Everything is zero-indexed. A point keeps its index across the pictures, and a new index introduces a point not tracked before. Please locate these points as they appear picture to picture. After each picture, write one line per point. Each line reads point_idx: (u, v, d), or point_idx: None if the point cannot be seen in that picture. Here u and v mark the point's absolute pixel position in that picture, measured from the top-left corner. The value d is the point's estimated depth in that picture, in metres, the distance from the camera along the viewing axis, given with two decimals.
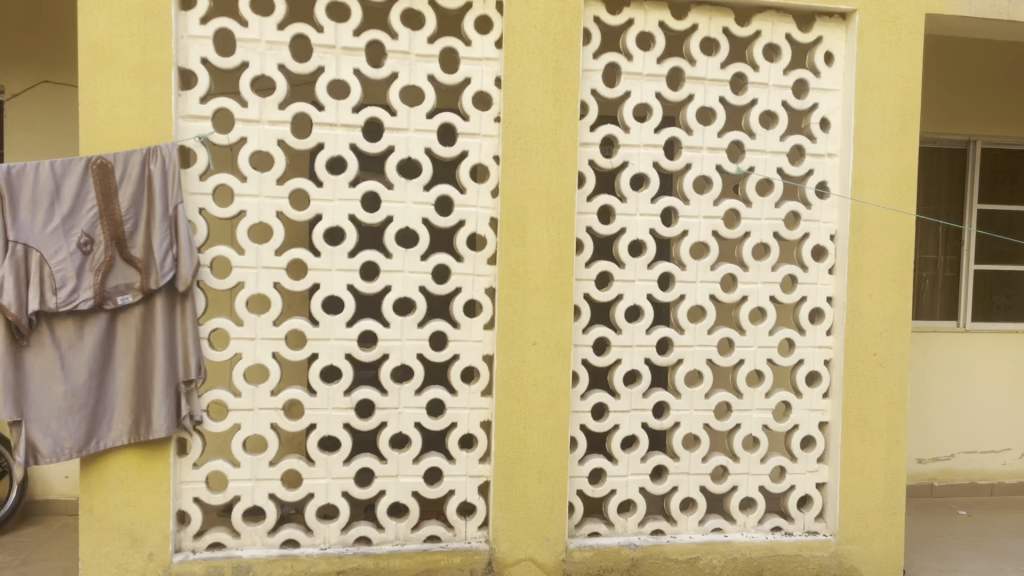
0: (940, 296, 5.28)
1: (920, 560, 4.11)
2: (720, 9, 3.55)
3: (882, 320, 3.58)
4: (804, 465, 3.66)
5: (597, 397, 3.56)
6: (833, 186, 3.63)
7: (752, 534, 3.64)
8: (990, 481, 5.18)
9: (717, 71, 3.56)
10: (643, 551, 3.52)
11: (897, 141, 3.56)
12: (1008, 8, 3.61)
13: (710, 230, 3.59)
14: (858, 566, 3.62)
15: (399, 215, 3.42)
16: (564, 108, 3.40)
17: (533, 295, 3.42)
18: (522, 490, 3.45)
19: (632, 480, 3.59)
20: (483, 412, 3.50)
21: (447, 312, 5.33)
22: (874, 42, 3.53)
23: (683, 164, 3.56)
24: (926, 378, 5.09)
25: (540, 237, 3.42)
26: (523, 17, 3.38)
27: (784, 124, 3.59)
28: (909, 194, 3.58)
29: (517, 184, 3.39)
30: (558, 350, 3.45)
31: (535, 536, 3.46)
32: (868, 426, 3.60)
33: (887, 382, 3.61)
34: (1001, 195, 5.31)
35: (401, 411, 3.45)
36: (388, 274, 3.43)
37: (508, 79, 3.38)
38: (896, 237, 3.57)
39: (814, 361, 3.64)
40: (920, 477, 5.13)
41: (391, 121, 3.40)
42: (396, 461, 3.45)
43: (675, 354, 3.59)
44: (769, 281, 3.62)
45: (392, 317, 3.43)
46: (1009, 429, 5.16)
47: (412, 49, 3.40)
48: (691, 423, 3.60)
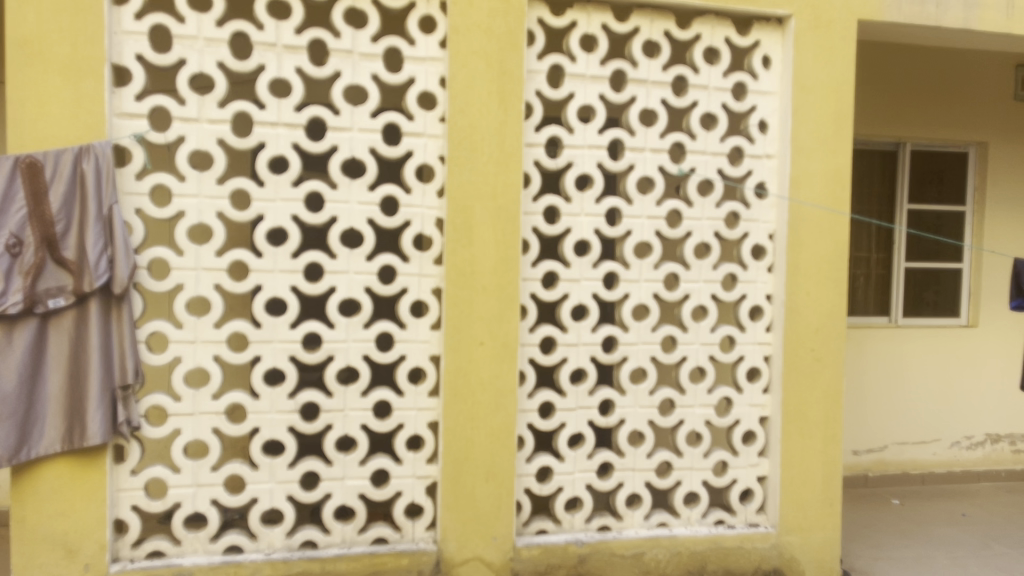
0: (873, 293, 5.46)
1: (856, 548, 4.25)
2: (662, 12, 3.60)
3: (819, 317, 3.69)
4: (745, 459, 3.75)
5: (544, 396, 3.59)
6: (771, 186, 3.72)
7: (695, 528, 3.71)
8: (921, 471, 5.37)
9: (659, 74, 3.62)
10: (589, 547, 3.56)
11: (831, 143, 3.67)
12: (935, 14, 3.72)
13: (653, 230, 3.65)
14: (798, 557, 3.72)
15: (344, 215, 3.39)
16: (509, 109, 3.41)
17: (480, 295, 3.42)
18: (469, 490, 3.45)
19: (579, 478, 3.62)
20: (430, 413, 3.50)
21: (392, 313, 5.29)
22: (810, 47, 3.63)
23: (626, 165, 3.61)
24: (859, 372, 5.26)
25: (486, 236, 3.43)
26: (467, 18, 3.38)
27: (723, 126, 3.67)
28: (844, 195, 3.69)
29: (463, 184, 3.39)
30: (504, 350, 3.46)
31: (482, 535, 3.47)
32: (806, 419, 3.71)
33: (825, 377, 3.71)
34: (929, 196, 5.49)
35: (347, 413, 3.42)
36: (332, 275, 3.39)
37: (452, 80, 3.38)
38: (831, 236, 3.68)
39: (754, 358, 3.74)
40: (856, 468, 5.30)
41: (334, 120, 3.37)
42: (342, 464, 3.42)
43: (620, 352, 3.64)
44: (710, 279, 3.70)
45: (337, 319, 3.40)
46: (938, 421, 5.37)
47: (356, 48, 3.37)
48: (636, 420, 3.66)
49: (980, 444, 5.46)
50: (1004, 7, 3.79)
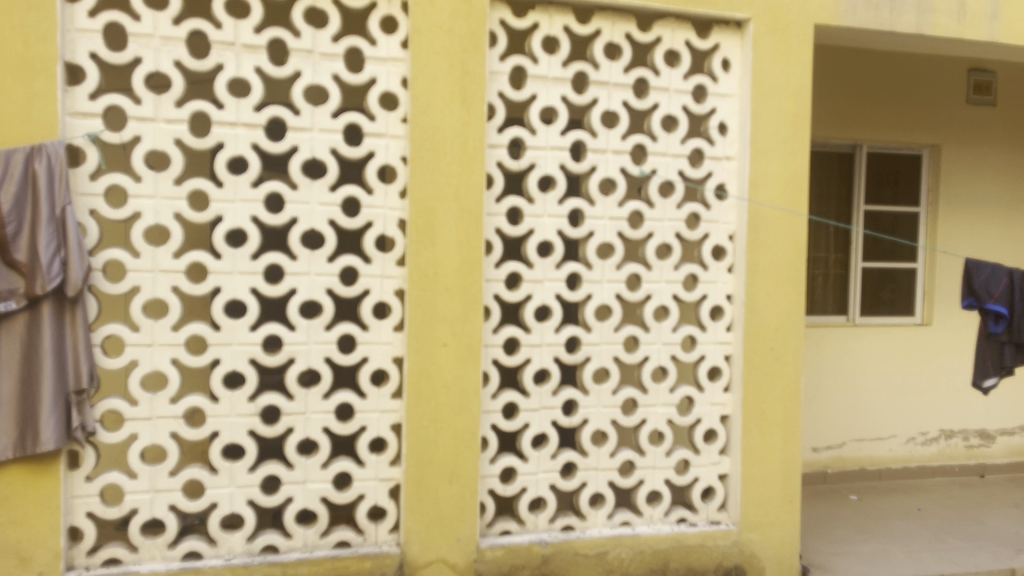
0: (831, 293, 5.55)
1: (815, 544, 4.32)
2: (623, 15, 3.63)
3: (778, 316, 3.75)
4: (707, 457, 3.80)
5: (507, 397, 3.59)
6: (730, 188, 3.77)
7: (658, 526, 3.74)
8: (878, 466, 5.48)
9: (621, 76, 3.65)
10: (553, 548, 3.57)
11: (789, 145, 3.73)
12: (889, 19, 3.80)
13: (615, 231, 3.67)
14: (758, 554, 3.77)
15: (304, 216, 3.36)
16: (471, 110, 3.41)
17: (443, 296, 3.42)
18: (432, 491, 3.44)
19: (542, 478, 3.63)
20: (393, 415, 3.48)
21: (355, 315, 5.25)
22: (768, 50, 3.68)
23: (588, 167, 3.63)
24: (818, 370, 5.35)
25: (449, 237, 3.42)
26: (428, 18, 3.37)
27: (684, 128, 3.70)
28: (802, 196, 3.75)
29: (425, 185, 3.38)
30: (468, 351, 3.45)
31: (446, 537, 3.46)
32: (766, 417, 3.76)
33: (784, 375, 3.77)
34: (885, 197, 5.60)
35: (308, 416, 3.39)
36: (293, 276, 3.36)
37: (414, 80, 3.37)
38: (790, 236, 3.74)
39: (715, 357, 3.78)
40: (815, 465, 5.38)
41: (294, 120, 3.34)
42: (304, 467, 3.39)
43: (583, 353, 3.65)
44: (671, 280, 3.73)
45: (298, 321, 3.36)
46: (894, 418, 5.48)
47: (316, 48, 3.34)
48: (599, 420, 3.68)
49: (935, 440, 5.58)
50: (956, 13, 3.88)
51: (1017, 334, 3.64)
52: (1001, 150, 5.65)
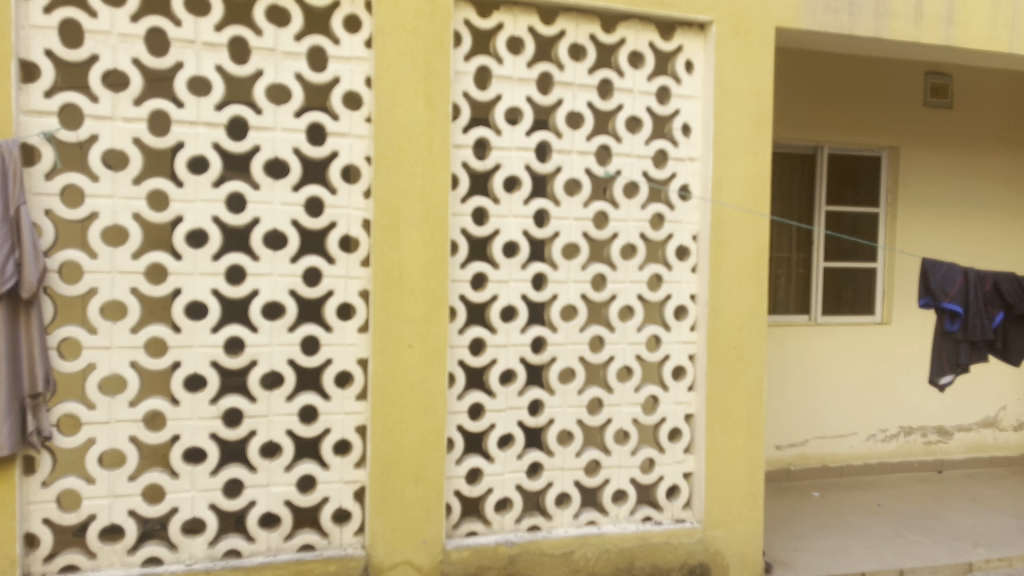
0: (794, 293, 5.61)
1: (777, 540, 4.37)
2: (587, 16, 3.64)
3: (741, 315, 3.79)
4: (672, 456, 3.82)
5: (473, 397, 3.58)
6: (694, 188, 3.80)
7: (623, 525, 3.76)
8: (840, 463, 5.57)
9: (585, 77, 3.66)
10: (519, 548, 3.58)
11: (751, 146, 3.77)
12: (848, 22, 3.86)
13: (580, 231, 3.68)
14: (722, 551, 3.80)
15: (267, 216, 3.32)
16: (436, 110, 3.40)
17: (408, 297, 3.40)
18: (398, 493, 3.43)
19: (508, 478, 3.63)
20: (357, 417, 3.45)
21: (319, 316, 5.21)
22: (730, 52, 3.72)
23: (553, 167, 3.64)
24: (781, 368, 5.41)
25: (414, 238, 3.41)
26: (392, 18, 3.35)
27: (648, 129, 3.73)
28: (764, 197, 3.80)
29: (390, 185, 3.37)
30: (434, 352, 3.44)
31: (412, 539, 3.44)
32: (729, 415, 3.80)
33: (747, 374, 3.81)
34: (847, 198, 5.69)
35: (271, 419, 3.35)
36: (255, 277, 3.32)
37: (378, 80, 3.35)
38: (753, 236, 3.79)
39: (679, 356, 3.81)
40: (778, 462, 5.44)
41: (256, 120, 3.30)
42: (267, 470, 3.35)
43: (549, 353, 3.66)
44: (636, 280, 3.76)
45: (260, 322, 3.33)
46: (855, 415, 5.57)
47: (278, 47, 3.31)
48: (565, 420, 3.69)
49: (894, 436, 5.68)
50: (913, 17, 3.95)
51: (973, 332, 3.70)
52: (957, 152, 5.77)
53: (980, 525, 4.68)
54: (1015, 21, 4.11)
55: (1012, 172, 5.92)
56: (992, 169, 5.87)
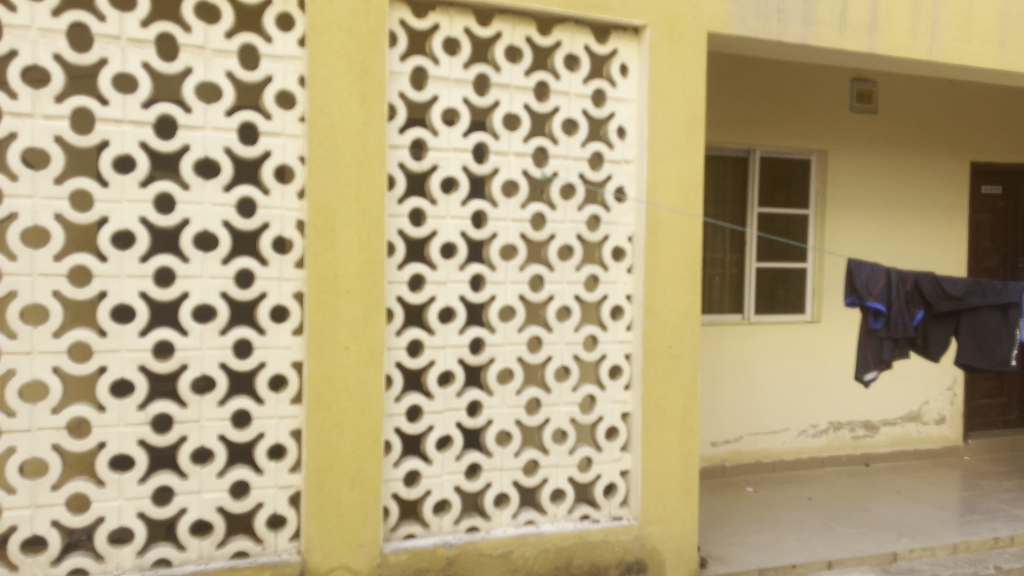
0: (728, 293, 5.72)
1: (713, 535, 4.46)
2: (523, 18, 3.66)
3: (676, 315, 3.86)
4: (609, 454, 3.87)
5: (411, 399, 3.56)
6: (629, 190, 3.85)
7: (561, 524, 3.79)
8: (773, 458, 5.71)
9: (521, 79, 3.68)
10: (457, 550, 3.57)
11: (685, 149, 3.84)
12: (776, 29, 3.97)
13: (518, 232, 3.70)
14: (658, 547, 3.86)
15: (197, 217, 3.25)
16: (371, 110, 3.38)
17: (344, 298, 3.37)
18: (334, 497, 3.39)
19: (447, 480, 3.62)
20: (292, 421, 3.40)
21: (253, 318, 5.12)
22: (664, 56, 3.79)
23: (491, 169, 3.65)
24: (715, 366, 5.52)
25: (349, 239, 3.37)
26: (326, 16, 3.31)
27: (583, 132, 3.77)
28: (696, 199, 3.87)
29: (324, 186, 3.33)
30: (370, 353, 3.42)
31: (349, 543, 3.41)
32: (665, 413, 3.86)
33: (681, 372, 3.88)
34: (778, 200, 5.82)
35: (203, 424, 3.28)
36: (185, 279, 3.25)
37: (312, 80, 3.30)
38: (686, 236, 3.86)
39: (616, 356, 3.86)
40: (713, 459, 5.54)
41: (185, 118, 3.22)
42: (198, 476, 3.28)
43: (487, 354, 3.67)
44: (573, 280, 3.79)
45: (190, 325, 3.25)
46: (786, 411, 5.71)
47: (208, 44, 3.24)
48: (503, 420, 3.70)
49: (824, 431, 5.85)
50: (838, 25, 4.08)
51: (895, 330, 3.83)
52: (881, 155, 5.98)
53: (904, 516, 4.86)
54: (934, 29, 4.28)
55: (933, 175, 6.15)
56: (915, 171, 6.09)
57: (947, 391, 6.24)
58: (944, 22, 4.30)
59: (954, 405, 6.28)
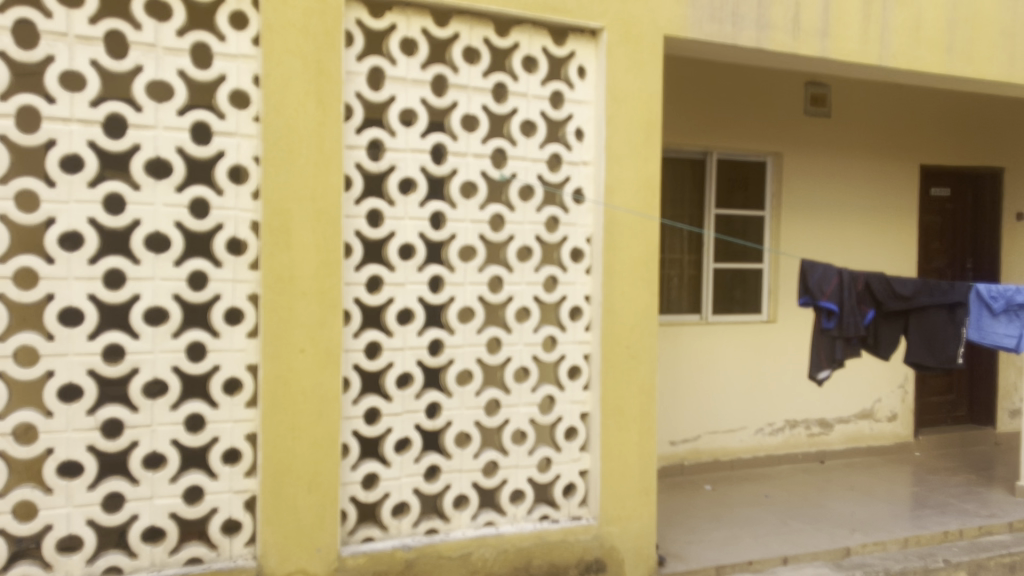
0: (686, 293, 5.78)
1: (671, 533, 4.50)
2: (480, 19, 3.66)
3: (634, 316, 3.89)
4: (568, 454, 3.89)
5: (369, 402, 3.53)
6: (588, 192, 3.87)
7: (521, 525, 3.79)
8: (730, 456, 5.78)
9: (480, 80, 3.68)
10: (416, 552, 3.55)
11: (642, 151, 3.87)
12: (731, 33, 4.02)
13: (477, 233, 3.70)
14: (617, 546, 3.88)
15: (148, 217, 3.19)
16: (327, 110, 3.35)
17: (300, 300, 3.34)
18: (290, 502, 3.35)
19: (405, 482, 3.61)
20: (247, 424, 3.35)
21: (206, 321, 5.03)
22: (621, 58, 3.82)
23: (449, 170, 3.64)
24: (674, 365, 5.58)
25: (305, 240, 3.34)
26: (281, 15, 3.28)
27: (542, 133, 3.78)
28: (654, 201, 3.91)
29: (280, 187, 3.29)
30: (327, 355, 3.39)
31: (306, 547, 3.37)
32: (623, 413, 3.89)
33: (639, 372, 3.92)
34: (736, 201, 5.90)
35: (154, 429, 3.22)
36: (136, 281, 3.19)
37: (267, 79, 3.27)
38: (643, 238, 3.89)
39: (575, 356, 3.88)
40: (672, 458, 5.59)
41: (136, 117, 3.16)
42: (150, 482, 3.22)
43: (446, 355, 3.66)
44: (532, 281, 3.80)
45: (142, 328, 3.19)
46: (743, 410, 5.79)
47: (159, 42, 3.19)
48: (462, 421, 3.69)
49: (780, 430, 5.94)
50: (792, 30, 4.15)
51: (847, 329, 3.90)
52: (835, 158, 6.09)
53: (857, 512, 4.95)
54: (883, 34, 4.38)
55: (884, 177, 6.29)
56: (867, 173, 6.22)
57: (898, 389, 6.38)
58: (893, 27, 4.40)
59: (905, 403, 6.42)
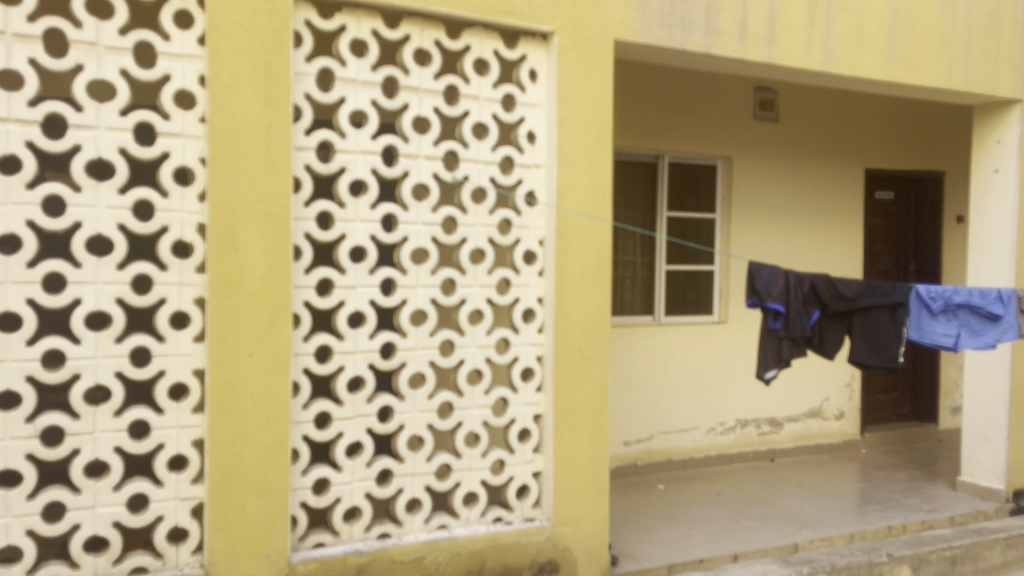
0: (639, 294, 5.83)
1: (624, 533, 4.54)
2: (431, 22, 3.65)
3: (586, 318, 3.92)
4: (521, 456, 3.90)
5: (320, 406, 3.50)
6: (540, 194, 3.89)
7: (474, 527, 3.79)
8: (683, 456, 5.85)
9: (431, 82, 3.68)
10: (368, 557, 3.52)
11: (593, 155, 3.90)
12: (680, 38, 4.08)
13: (429, 236, 3.68)
14: (571, 547, 3.90)
15: (89, 220, 3.12)
16: (276, 111, 3.31)
17: (248, 304, 3.29)
18: (239, 509, 3.30)
19: (357, 487, 3.58)
20: (194, 430, 3.30)
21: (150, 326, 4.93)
22: (572, 62, 3.84)
23: (401, 172, 3.62)
24: (627, 366, 5.63)
25: (253, 243, 3.30)
26: (227, 15, 3.23)
27: (494, 136, 3.79)
28: (605, 203, 3.94)
29: (226, 189, 3.24)
30: (276, 360, 3.35)
31: (255, 554, 3.33)
32: (576, 414, 3.92)
33: (591, 373, 3.94)
34: (689, 204, 5.98)
35: (97, 436, 3.15)
36: (77, 285, 3.11)
37: (213, 80, 3.21)
38: (595, 240, 3.92)
39: (527, 358, 3.89)
40: (626, 458, 5.64)
41: (76, 117, 3.09)
42: (92, 491, 3.14)
43: (398, 358, 3.63)
44: (484, 284, 3.80)
45: (83, 333, 3.12)
46: (695, 409, 5.87)
47: (101, 41, 3.12)
48: (414, 425, 3.67)
49: (732, 429, 6.03)
50: (739, 35, 4.22)
51: (793, 329, 3.98)
52: (783, 161, 6.21)
53: (805, 509, 5.05)
54: (827, 41, 4.48)
55: (831, 180, 6.43)
56: (815, 177, 6.35)
57: (845, 388, 6.53)
58: (837, 34, 4.50)
59: (852, 401, 6.57)
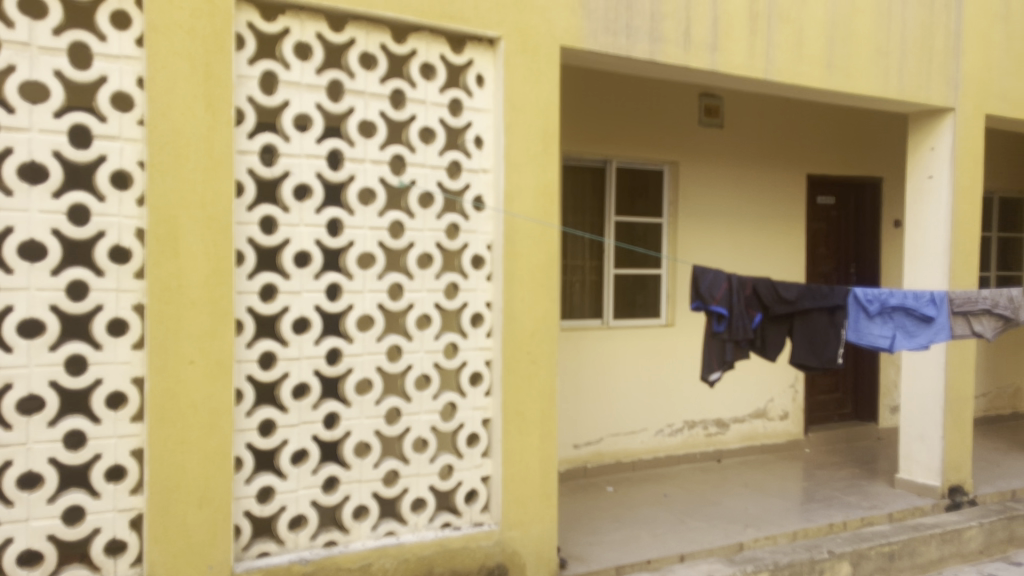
0: (589, 297, 5.88)
1: (573, 536, 4.57)
2: (377, 25, 3.64)
3: (534, 322, 3.94)
4: (469, 461, 3.90)
5: (264, 414, 3.45)
6: (487, 199, 3.90)
7: (422, 533, 3.78)
8: (632, 458, 5.91)
9: (377, 86, 3.66)
10: (314, 565, 3.48)
11: (540, 160, 3.93)
12: (626, 45, 4.13)
13: (376, 240, 3.66)
14: (520, 551, 3.91)
15: (22, 225, 3.03)
16: (217, 115, 3.26)
17: (189, 310, 3.23)
18: (180, 518, 3.23)
19: (302, 495, 3.53)
20: (133, 440, 3.22)
21: (86, 332, 4.80)
22: (519, 68, 3.86)
23: (346, 176, 3.59)
24: (576, 370, 5.68)
25: (194, 248, 3.24)
26: (166, 16, 3.17)
27: (440, 140, 3.79)
28: (552, 208, 3.97)
29: (166, 193, 3.18)
30: (218, 368, 3.29)
31: (197, 565, 3.26)
32: (524, 418, 3.93)
33: (540, 377, 3.96)
34: (637, 209, 6.05)
35: (30, 447, 3.05)
36: (8, 292, 3.02)
37: (151, 82, 3.15)
38: (542, 245, 3.95)
39: (475, 362, 3.90)
40: (575, 461, 5.68)
41: (7, 119, 3.00)
42: (25, 503, 3.05)
43: (345, 364, 3.60)
44: (432, 288, 3.80)
45: (16, 341, 3.03)
46: (644, 411, 5.94)
47: (34, 41, 3.03)
48: (361, 431, 3.65)
49: (679, 430, 6.11)
50: (683, 43, 4.29)
51: (736, 332, 4.04)
52: (728, 167, 6.32)
53: (750, 508, 5.14)
54: (769, 50, 4.58)
55: (774, 186, 6.57)
56: (759, 183, 6.48)
57: (790, 388, 6.67)
58: (778, 43, 4.61)
59: (796, 402, 6.71)
